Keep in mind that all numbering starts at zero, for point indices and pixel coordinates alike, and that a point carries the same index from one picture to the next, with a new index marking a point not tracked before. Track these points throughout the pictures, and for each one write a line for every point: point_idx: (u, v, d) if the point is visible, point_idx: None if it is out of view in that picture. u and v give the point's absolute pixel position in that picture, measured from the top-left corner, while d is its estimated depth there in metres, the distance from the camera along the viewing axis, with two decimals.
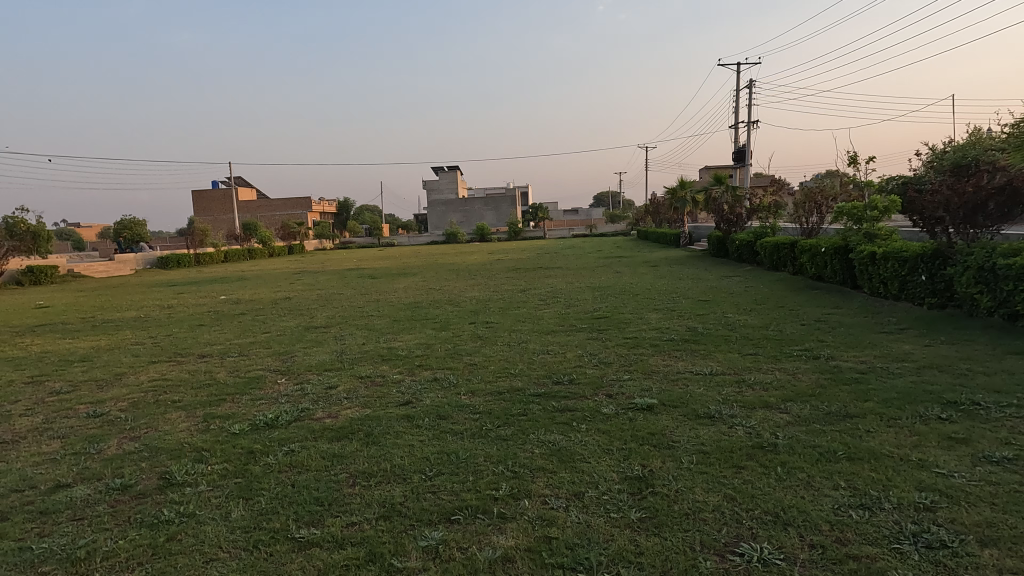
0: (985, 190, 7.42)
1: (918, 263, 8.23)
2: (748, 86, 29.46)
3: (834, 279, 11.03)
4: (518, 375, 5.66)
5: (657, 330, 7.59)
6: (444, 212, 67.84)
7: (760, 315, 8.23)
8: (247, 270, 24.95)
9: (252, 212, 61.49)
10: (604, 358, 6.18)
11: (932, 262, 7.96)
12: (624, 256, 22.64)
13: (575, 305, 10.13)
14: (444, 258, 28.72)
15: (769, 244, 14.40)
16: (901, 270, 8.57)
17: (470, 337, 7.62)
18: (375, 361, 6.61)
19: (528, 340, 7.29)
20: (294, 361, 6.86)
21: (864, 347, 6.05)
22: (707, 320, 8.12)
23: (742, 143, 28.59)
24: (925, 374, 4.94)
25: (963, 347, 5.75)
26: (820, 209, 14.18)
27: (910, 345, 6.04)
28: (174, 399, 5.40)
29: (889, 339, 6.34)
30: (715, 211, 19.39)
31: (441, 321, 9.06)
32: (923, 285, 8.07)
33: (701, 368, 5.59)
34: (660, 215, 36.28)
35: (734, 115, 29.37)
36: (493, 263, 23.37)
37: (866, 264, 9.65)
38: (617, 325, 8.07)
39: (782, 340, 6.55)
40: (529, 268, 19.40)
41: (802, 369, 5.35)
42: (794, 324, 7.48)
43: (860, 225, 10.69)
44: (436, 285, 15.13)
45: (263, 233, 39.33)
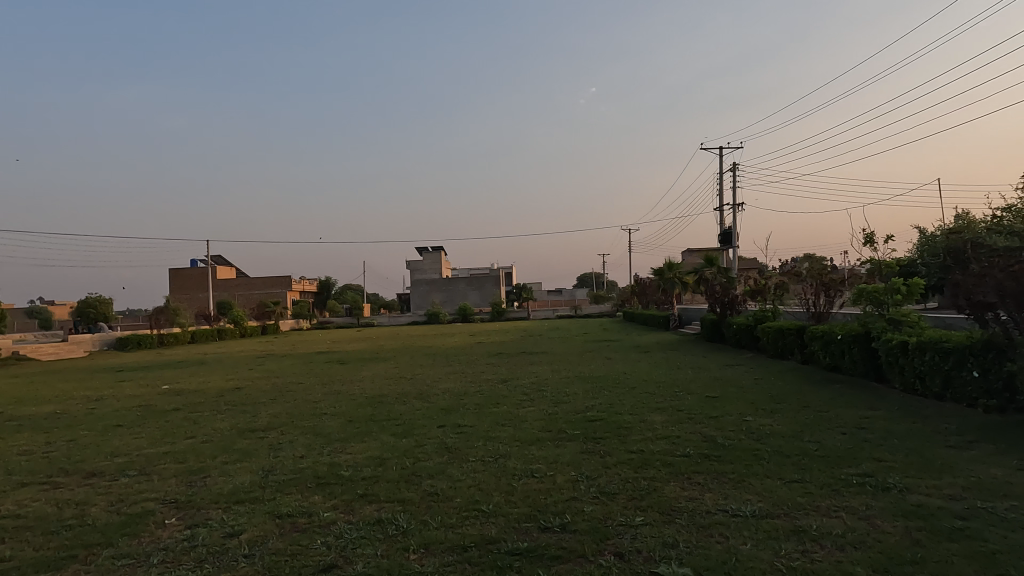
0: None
1: (965, 356, 7.11)
2: (731, 169, 29.59)
3: (853, 371, 9.80)
4: (491, 516, 4.15)
5: (667, 440, 6.15)
6: (426, 291, 66.80)
7: (786, 420, 6.84)
8: (208, 353, 23.14)
9: (230, 291, 60.08)
10: (606, 486, 4.70)
11: (985, 356, 6.85)
12: (613, 340, 21.32)
13: (564, 402, 8.67)
14: (423, 340, 27.22)
15: (773, 330, 13.21)
16: (942, 364, 7.42)
17: (435, 450, 6.11)
18: (307, 486, 5.06)
19: (507, 454, 5.80)
20: (202, 485, 5.26)
21: (940, 471, 4.69)
22: (724, 425, 6.70)
23: (728, 224, 28.14)
24: None
25: None
26: (828, 292, 13.11)
27: (998, 469, 4.70)
28: (2, 558, 3.80)
29: (967, 459, 4.99)
30: (708, 293, 18.33)
31: (405, 424, 7.50)
32: (975, 383, 6.95)
33: (737, 505, 4.14)
34: (646, 297, 35.50)
35: (720, 198, 29.28)
36: (473, 346, 21.94)
37: (895, 354, 8.47)
38: (617, 431, 6.61)
39: (829, 458, 5.16)
40: (513, 353, 18.00)
41: (876, 510, 3.93)
42: (834, 434, 6.09)
43: (882, 309, 9.57)
44: (409, 372, 13.66)
45: (236, 313, 37.71)
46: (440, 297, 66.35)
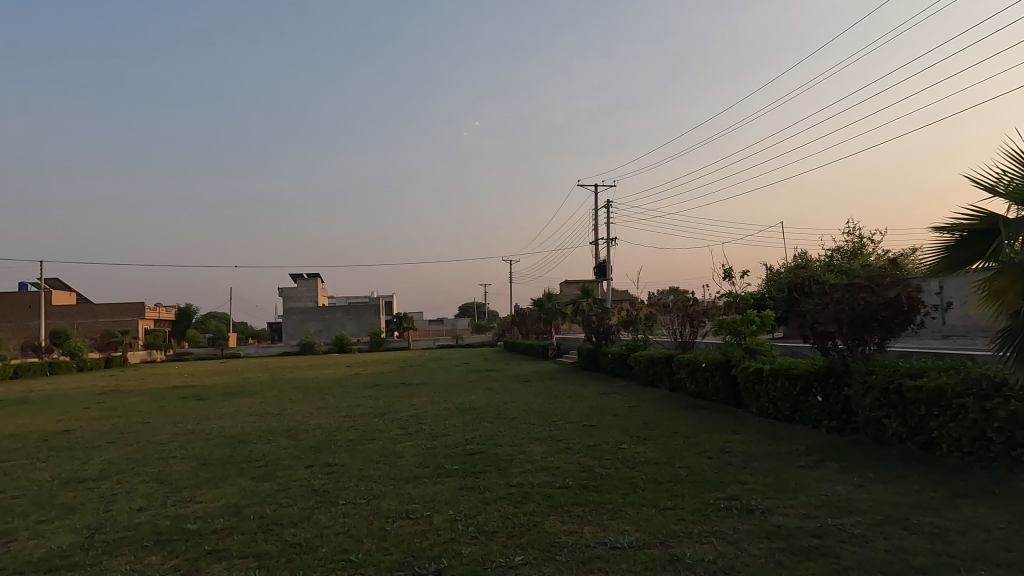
0: (879, 302, 7.22)
1: (810, 382, 7.83)
2: (605, 206, 31.24)
3: (715, 397, 10.46)
4: (362, 566, 3.80)
5: (546, 471, 6.10)
6: (300, 320, 63.39)
7: (658, 447, 7.07)
8: (34, 391, 20.11)
9: (67, 319, 53.24)
10: (485, 525, 4.50)
11: (826, 381, 7.58)
12: (493, 370, 21.33)
13: (443, 435, 8.40)
14: (294, 373, 25.60)
15: (644, 358, 13.87)
16: (791, 389, 8.11)
17: (301, 493, 5.58)
18: (143, 545, 4.37)
19: (381, 495, 5.43)
20: (4, 552, 4.37)
21: (794, 491, 5.01)
22: (601, 454, 6.79)
23: (602, 258, 29.53)
24: (892, 537, 3.91)
25: (904, 491, 4.94)
26: (692, 322, 14.04)
27: (842, 486, 5.12)
28: None
29: (816, 478, 5.39)
30: (585, 323, 18.95)
31: (267, 466, 6.84)
32: (819, 407, 7.64)
33: (616, 537, 4.12)
34: (526, 327, 36.15)
35: (595, 233, 30.73)
36: (349, 378, 20.94)
37: (751, 381, 9.14)
38: (497, 465, 6.45)
39: (698, 483, 5.35)
40: (391, 384, 17.37)
41: (743, 533, 4.08)
42: (701, 459, 6.37)
43: (739, 339, 10.35)
44: (276, 408, 12.65)
45: (73, 344, 33.30)
46: (315, 327, 63.24)
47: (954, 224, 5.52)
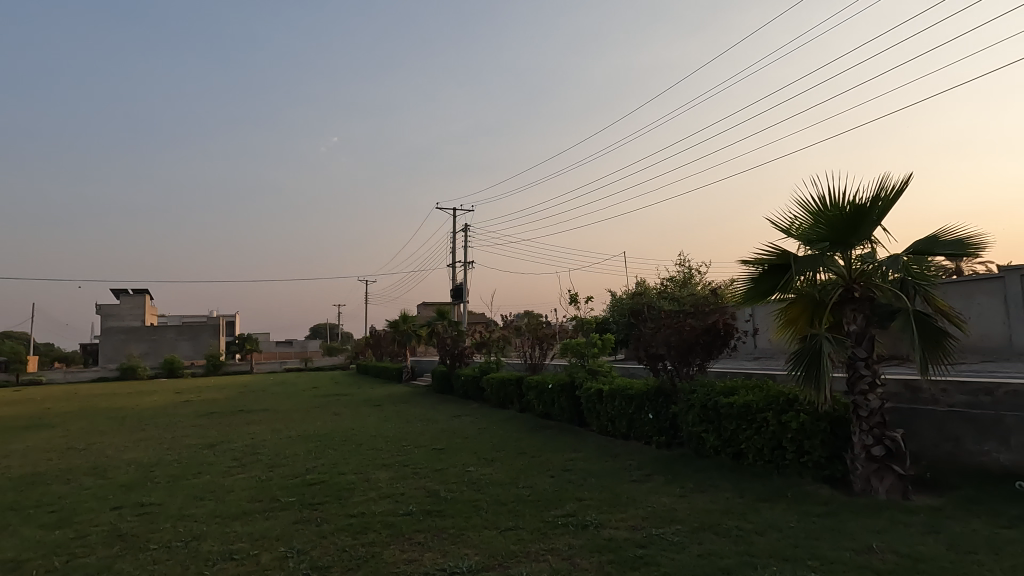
0: (702, 327, 8.02)
1: (643, 401, 8.45)
2: (462, 229, 31.67)
3: (560, 417, 10.90)
4: None
5: (390, 498, 5.93)
6: (121, 342, 56.30)
7: (504, 468, 7.19)
8: None
9: None
10: (320, 560, 4.25)
11: (656, 400, 8.24)
12: (343, 394, 20.47)
13: (281, 465, 7.85)
14: (110, 401, 22.58)
15: (495, 380, 14.11)
16: (627, 408, 8.69)
17: (103, 540, 4.88)
18: None
19: (202, 535, 4.92)
20: None
21: (626, 504, 5.34)
22: (447, 478, 6.75)
23: (458, 281, 29.80)
24: (705, 542, 4.30)
25: (717, 498, 5.47)
26: (542, 345, 14.59)
27: (667, 497, 5.55)
28: None
29: (645, 491, 5.80)
30: (439, 345, 18.90)
31: (62, 510, 5.91)
32: (650, 423, 8.26)
33: (456, 562, 4.09)
34: (380, 349, 35.27)
35: (452, 255, 30.99)
36: (177, 406, 18.91)
37: (592, 401, 9.66)
38: (338, 494, 6.15)
39: (539, 502, 5.51)
40: (226, 412, 15.97)
41: (577, 548, 4.25)
42: (544, 478, 6.57)
43: (582, 361, 10.91)
44: (81, 442, 11.03)
45: None
46: (139, 349, 56.51)
47: (756, 259, 6.34)
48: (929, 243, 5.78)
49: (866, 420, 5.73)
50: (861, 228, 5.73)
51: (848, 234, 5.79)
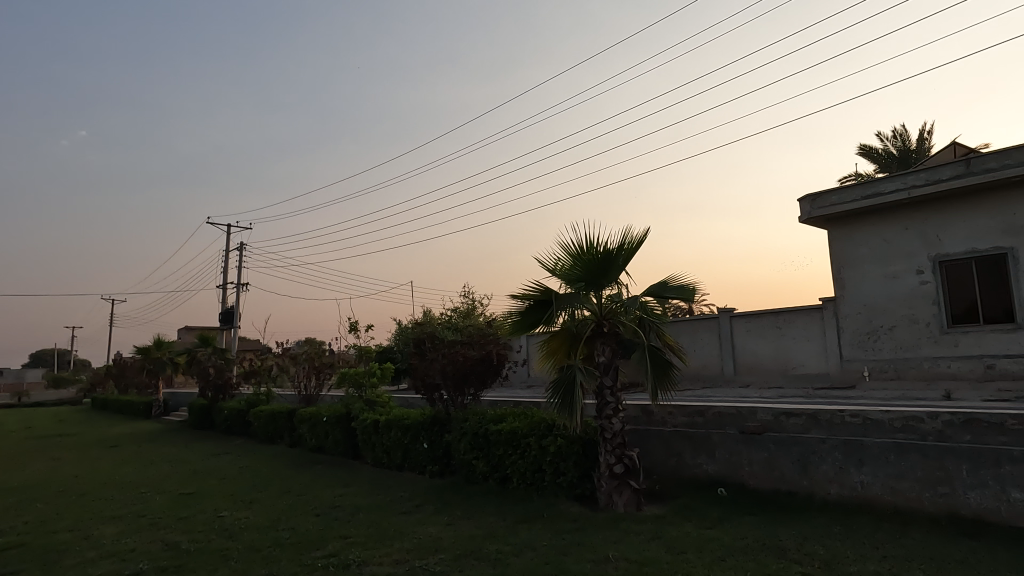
0: (473, 359, 8.42)
1: (419, 431, 8.49)
2: (237, 248, 29.05)
3: (333, 451, 10.42)
4: None
5: (115, 557, 5.06)
6: None
7: (264, 509, 6.63)
8: None
9: None
10: None
11: (432, 430, 8.34)
12: (67, 435, 17.10)
13: None
14: None
15: (263, 414, 13.01)
16: (403, 438, 8.65)
17: None
18: None
19: None
20: None
21: (392, 538, 5.28)
22: (194, 526, 6.00)
23: (229, 304, 27.15)
24: (465, 568, 4.43)
25: (482, 524, 5.69)
26: (319, 375, 13.91)
27: (434, 527, 5.62)
28: None
29: (413, 522, 5.81)
30: (199, 375, 16.89)
31: None
32: (425, 453, 8.32)
33: None
34: (124, 380, 30.34)
35: (223, 276, 28.20)
36: None
37: (367, 433, 9.43)
38: (42, 559, 5.07)
39: (300, 544, 5.17)
40: None
41: None
42: (308, 517, 6.20)
43: (360, 391, 10.60)
44: None
45: None
46: None
47: (523, 295, 6.87)
48: (660, 286, 6.78)
49: (610, 441, 6.48)
50: (609, 271, 6.55)
51: (599, 276, 6.56)
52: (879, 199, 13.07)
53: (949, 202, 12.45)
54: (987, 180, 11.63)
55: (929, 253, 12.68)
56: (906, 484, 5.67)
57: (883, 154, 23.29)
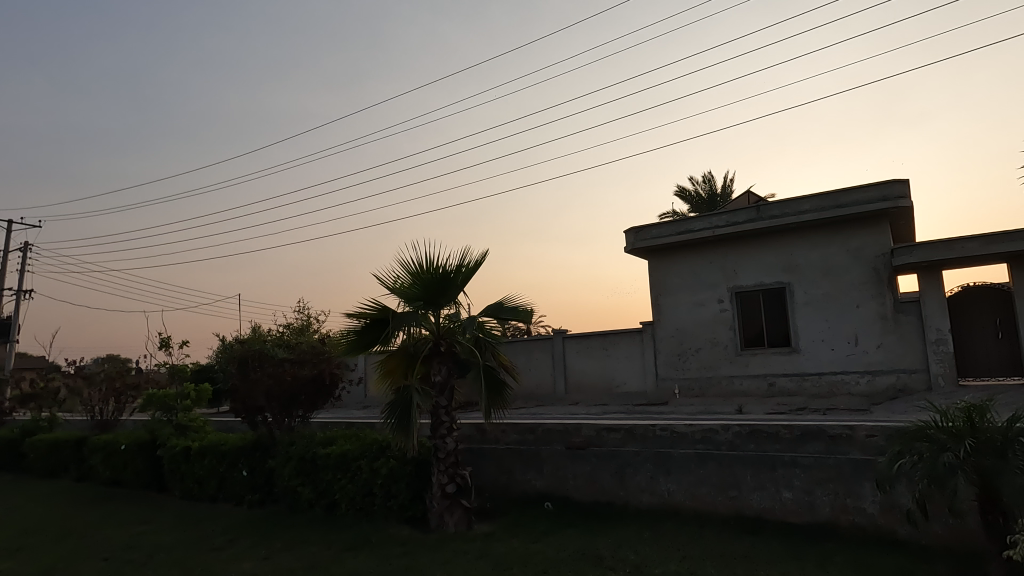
0: (299, 379, 8.09)
1: (238, 457, 7.89)
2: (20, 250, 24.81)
3: (132, 484, 9.21)
4: None
5: None
6: None
7: (37, 557, 5.66)
8: None
9: None
10: None
11: (253, 455, 7.81)
12: None
13: None
14: None
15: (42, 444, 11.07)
16: (218, 466, 7.95)
17: None
18: None
19: None
20: None
21: None
22: None
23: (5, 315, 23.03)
24: None
25: (304, 555, 5.38)
26: (119, 398, 12.26)
27: (249, 562, 5.20)
28: None
29: (226, 559, 5.33)
30: None
31: None
32: (243, 481, 7.74)
33: None
34: None
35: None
36: None
37: (176, 462, 8.49)
38: None
39: None
40: None
41: None
42: (96, 562, 5.41)
43: (170, 417, 9.43)
44: None
45: None
46: None
47: (359, 313, 6.70)
48: (496, 307, 6.96)
49: (443, 461, 6.47)
50: (447, 291, 6.61)
51: (437, 296, 6.59)
52: (689, 236, 14.73)
53: (743, 242, 14.40)
54: (771, 225, 13.66)
55: (728, 285, 14.53)
56: (704, 489, 6.36)
57: (695, 196, 26.38)
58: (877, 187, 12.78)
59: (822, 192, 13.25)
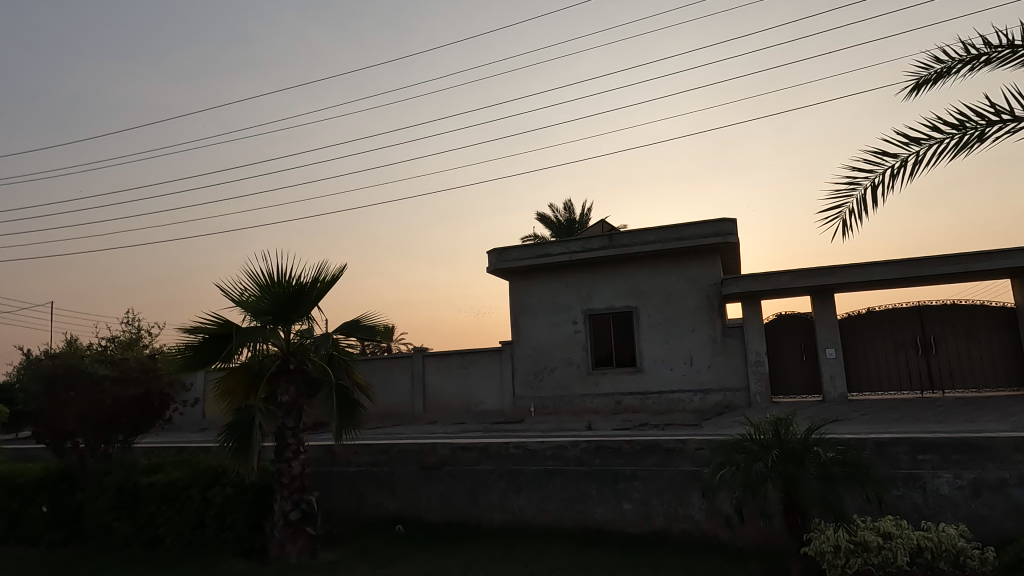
0: (121, 401, 7.22)
1: (38, 492, 7.07)
2: None
3: None
4: None
5: None
6: None
7: None
8: None
9: None
10: None
11: (59, 488, 7.06)
12: None
13: None
14: None
15: None
16: (13, 503, 7.05)
17: None
18: None
19: None
20: None
21: None
22: None
23: None
24: None
25: None
26: None
27: None
28: None
29: None
30: None
31: None
32: (44, 518, 6.93)
33: None
34: None
35: None
36: None
37: None
38: None
39: None
40: None
41: None
42: None
43: None
44: None
45: None
46: None
47: (197, 327, 6.16)
48: (352, 325, 6.74)
49: (287, 486, 6.09)
50: (299, 306, 6.28)
51: (288, 311, 6.25)
52: (548, 260, 15.38)
53: (597, 267, 15.31)
54: (621, 253, 14.68)
55: (582, 308, 15.34)
56: (552, 505, 6.59)
57: (554, 221, 27.66)
58: (711, 224, 14.24)
59: (666, 225, 14.50)
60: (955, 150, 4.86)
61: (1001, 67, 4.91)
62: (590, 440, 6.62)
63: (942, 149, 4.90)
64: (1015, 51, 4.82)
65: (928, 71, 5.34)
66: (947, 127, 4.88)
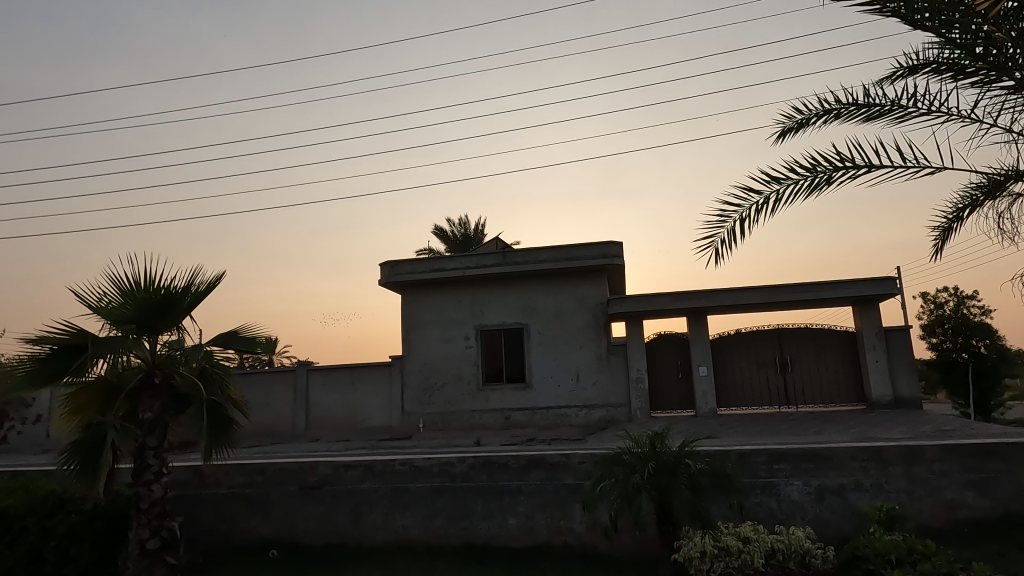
0: None
1: None
2: None
3: None
4: None
5: None
6: None
7: None
8: None
9: None
10: None
11: None
12: None
13: None
14: None
15: None
16: None
17: None
18: None
19: None
20: None
21: None
22: None
23: None
24: None
25: None
26: None
27: None
28: None
29: None
30: None
31: None
32: None
33: None
34: None
35: None
36: None
37: None
38: None
39: None
40: None
41: None
42: None
43: None
44: None
45: None
46: None
47: (43, 337, 5.52)
48: (228, 336, 6.33)
49: (146, 511, 5.56)
50: (169, 315, 5.80)
51: (155, 319, 5.74)
52: (442, 274, 15.34)
53: (490, 284, 15.49)
54: (514, 270, 14.94)
55: (474, 323, 15.41)
56: (437, 523, 6.51)
57: (449, 236, 27.70)
58: (599, 246, 14.92)
59: (557, 245, 14.98)
60: (809, 191, 5.44)
61: (847, 122, 5.59)
62: (478, 455, 6.64)
63: (798, 190, 5.46)
64: (858, 109, 5.51)
65: (791, 121, 5.94)
66: (802, 170, 5.46)
